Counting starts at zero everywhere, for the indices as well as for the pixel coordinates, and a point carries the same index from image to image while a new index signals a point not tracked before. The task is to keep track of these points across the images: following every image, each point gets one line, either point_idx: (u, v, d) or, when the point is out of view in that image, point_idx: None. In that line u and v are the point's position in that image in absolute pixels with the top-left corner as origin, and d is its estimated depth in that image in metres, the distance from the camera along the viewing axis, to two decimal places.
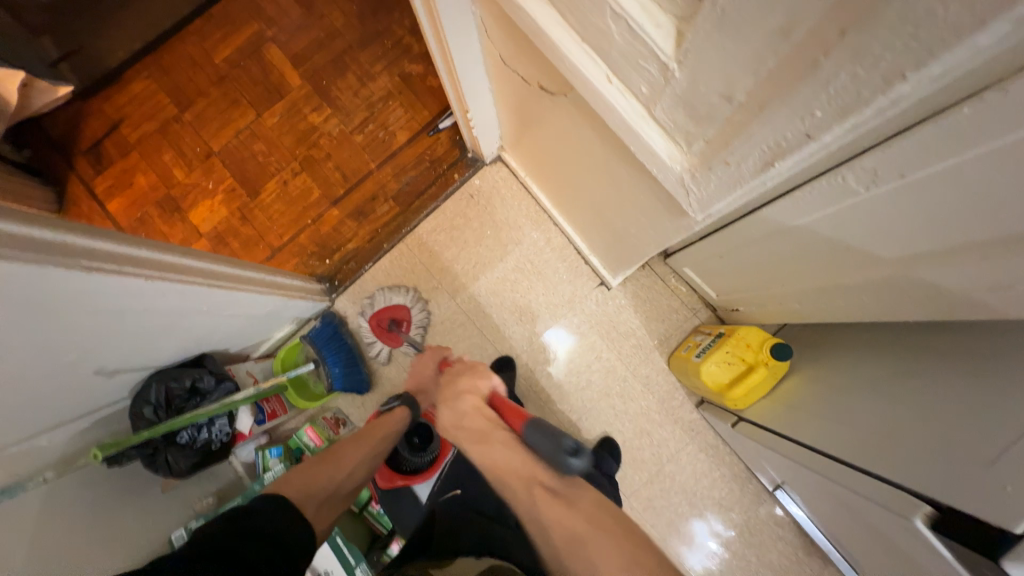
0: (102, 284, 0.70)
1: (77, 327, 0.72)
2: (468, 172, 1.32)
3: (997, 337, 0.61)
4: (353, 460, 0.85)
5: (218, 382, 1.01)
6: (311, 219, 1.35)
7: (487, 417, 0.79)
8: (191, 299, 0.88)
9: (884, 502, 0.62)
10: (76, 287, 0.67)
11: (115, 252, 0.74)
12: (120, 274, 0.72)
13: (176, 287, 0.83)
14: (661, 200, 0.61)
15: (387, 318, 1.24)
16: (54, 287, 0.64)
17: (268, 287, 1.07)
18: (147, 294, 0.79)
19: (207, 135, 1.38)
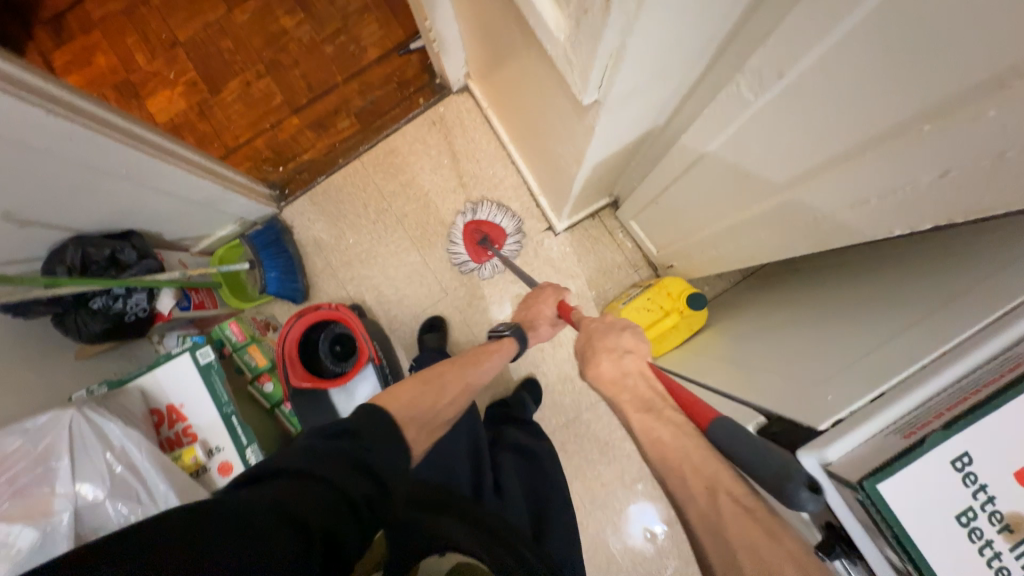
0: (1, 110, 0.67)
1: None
2: (434, 98, 1.30)
3: (888, 285, 0.61)
4: (453, 389, 0.73)
5: (140, 259, 1.00)
6: (269, 124, 1.33)
7: (653, 388, 0.60)
8: (110, 158, 0.85)
9: (728, 415, 0.61)
10: None
11: (25, 81, 0.70)
12: (23, 103, 0.69)
13: (91, 138, 0.79)
14: (567, 99, 0.61)
15: (484, 232, 1.23)
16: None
17: (207, 171, 1.05)
18: (55, 135, 0.75)
19: (174, 23, 1.34)
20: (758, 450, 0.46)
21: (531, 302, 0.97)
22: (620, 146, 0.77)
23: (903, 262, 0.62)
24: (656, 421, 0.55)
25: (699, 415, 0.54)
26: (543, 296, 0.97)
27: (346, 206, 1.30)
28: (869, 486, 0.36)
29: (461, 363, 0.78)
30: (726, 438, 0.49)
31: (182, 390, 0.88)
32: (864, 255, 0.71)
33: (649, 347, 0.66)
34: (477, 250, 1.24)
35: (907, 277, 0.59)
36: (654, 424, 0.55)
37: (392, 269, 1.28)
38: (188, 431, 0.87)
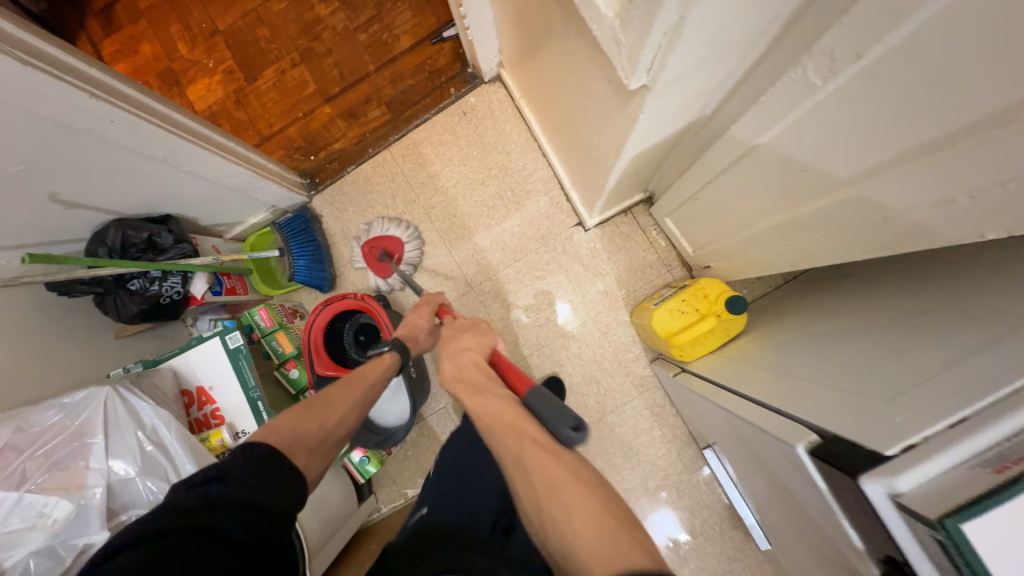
0: (47, 93, 0.69)
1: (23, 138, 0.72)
2: (466, 88, 1.28)
3: (964, 297, 0.55)
4: (344, 404, 0.73)
5: (176, 243, 1.03)
6: (302, 113, 1.33)
7: (488, 373, 0.70)
8: (150, 142, 0.86)
9: (769, 428, 0.57)
10: (18, 84, 0.66)
11: (71, 65, 0.71)
12: (68, 85, 0.70)
13: (132, 122, 0.80)
14: (610, 84, 0.57)
15: (379, 248, 1.21)
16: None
17: (240, 157, 1.06)
18: (98, 119, 0.76)
19: (214, 12, 1.36)
20: (552, 405, 0.58)
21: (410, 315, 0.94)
22: (663, 137, 0.72)
23: (986, 271, 0.55)
24: (484, 398, 0.63)
25: (520, 385, 0.69)
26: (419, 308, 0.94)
27: (374, 196, 1.29)
28: (951, 526, 0.32)
29: (345, 383, 0.77)
30: (537, 403, 0.60)
31: (212, 373, 0.90)
32: (934, 262, 0.65)
33: (484, 341, 0.76)
34: (381, 266, 1.21)
35: (990, 288, 0.52)
36: (481, 400, 0.63)
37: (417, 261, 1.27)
38: (216, 414, 0.88)
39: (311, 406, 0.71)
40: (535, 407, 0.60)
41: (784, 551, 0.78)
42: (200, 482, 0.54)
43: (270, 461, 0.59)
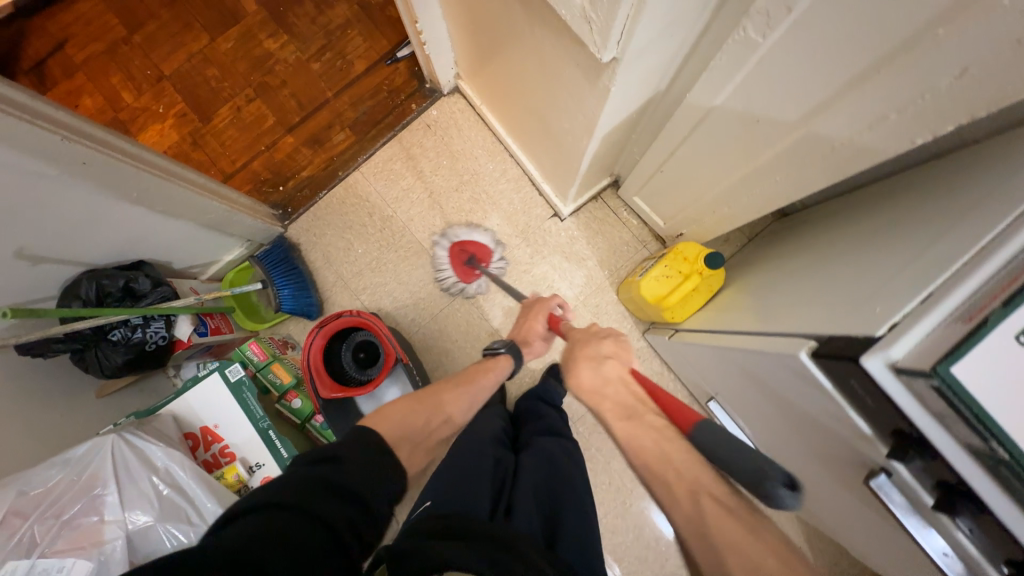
0: (13, 138, 0.67)
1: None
2: (426, 102, 1.32)
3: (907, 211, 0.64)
4: (453, 406, 0.77)
5: (155, 287, 0.99)
6: (265, 146, 1.33)
7: (634, 394, 0.67)
8: (120, 181, 0.84)
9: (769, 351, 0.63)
10: None
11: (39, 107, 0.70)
12: (36, 127, 0.69)
13: (102, 161, 0.79)
14: (580, 65, 0.63)
15: (469, 252, 1.23)
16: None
17: (209, 192, 1.04)
18: (67, 160, 0.75)
19: (158, 58, 1.35)
20: (725, 441, 0.56)
21: (524, 317, 0.95)
22: (627, 114, 0.79)
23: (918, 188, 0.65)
24: (641, 430, 0.61)
25: (683, 421, 0.61)
26: (533, 311, 0.94)
27: (351, 217, 1.30)
28: (943, 371, 0.38)
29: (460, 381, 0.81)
30: (706, 436, 0.58)
31: (215, 409, 0.87)
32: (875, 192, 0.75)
33: (626, 355, 0.73)
34: (465, 269, 1.23)
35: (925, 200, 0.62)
36: (637, 431, 0.61)
37: (404, 274, 1.28)
38: (226, 451, 0.85)
39: (428, 400, 0.75)
40: (704, 443, 0.58)
41: (798, 476, 0.84)
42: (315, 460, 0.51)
43: (373, 449, 0.56)
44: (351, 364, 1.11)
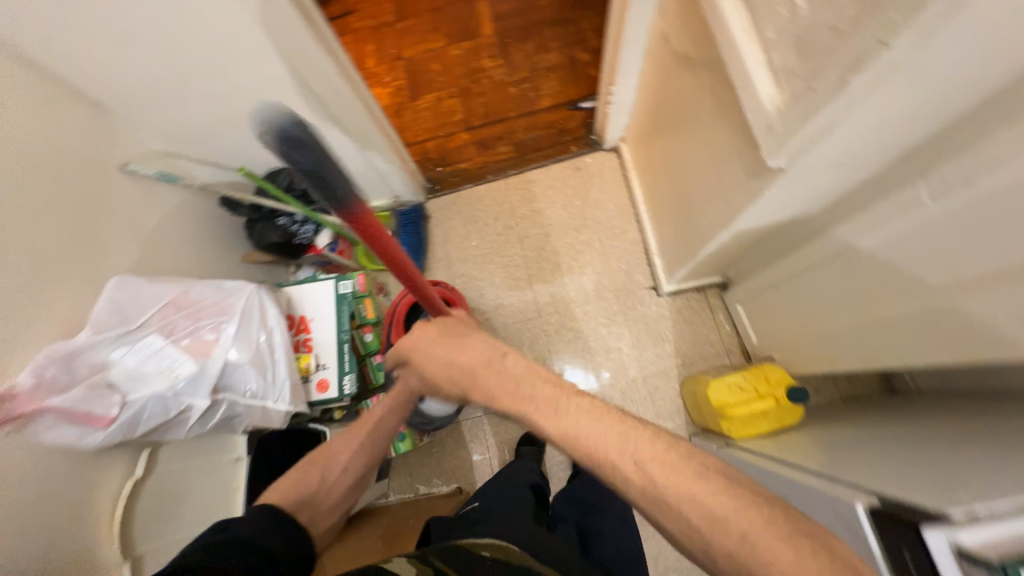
0: (319, 74, 0.92)
1: (258, 83, 0.91)
2: (586, 149, 1.48)
3: None
4: (342, 458, 0.76)
5: (323, 199, 1.22)
6: (444, 133, 1.58)
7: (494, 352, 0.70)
8: (356, 124, 1.08)
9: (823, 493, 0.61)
10: (309, 62, 0.88)
11: (341, 63, 0.94)
12: (334, 72, 0.93)
13: (353, 106, 1.03)
14: (747, 163, 0.70)
15: None
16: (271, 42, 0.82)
17: (395, 148, 1.26)
18: (332, 98, 0.99)
19: (404, 44, 1.69)
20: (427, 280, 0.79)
21: None
22: (768, 225, 0.83)
23: None
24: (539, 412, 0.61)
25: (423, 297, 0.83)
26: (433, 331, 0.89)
27: (480, 214, 1.47)
28: (1015, 570, 0.38)
29: (343, 434, 0.79)
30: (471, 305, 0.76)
31: (317, 305, 1.03)
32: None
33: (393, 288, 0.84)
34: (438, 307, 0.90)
35: None
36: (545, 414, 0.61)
37: (498, 279, 1.41)
38: (307, 343, 1.01)
39: (320, 456, 0.75)
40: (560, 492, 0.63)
41: None
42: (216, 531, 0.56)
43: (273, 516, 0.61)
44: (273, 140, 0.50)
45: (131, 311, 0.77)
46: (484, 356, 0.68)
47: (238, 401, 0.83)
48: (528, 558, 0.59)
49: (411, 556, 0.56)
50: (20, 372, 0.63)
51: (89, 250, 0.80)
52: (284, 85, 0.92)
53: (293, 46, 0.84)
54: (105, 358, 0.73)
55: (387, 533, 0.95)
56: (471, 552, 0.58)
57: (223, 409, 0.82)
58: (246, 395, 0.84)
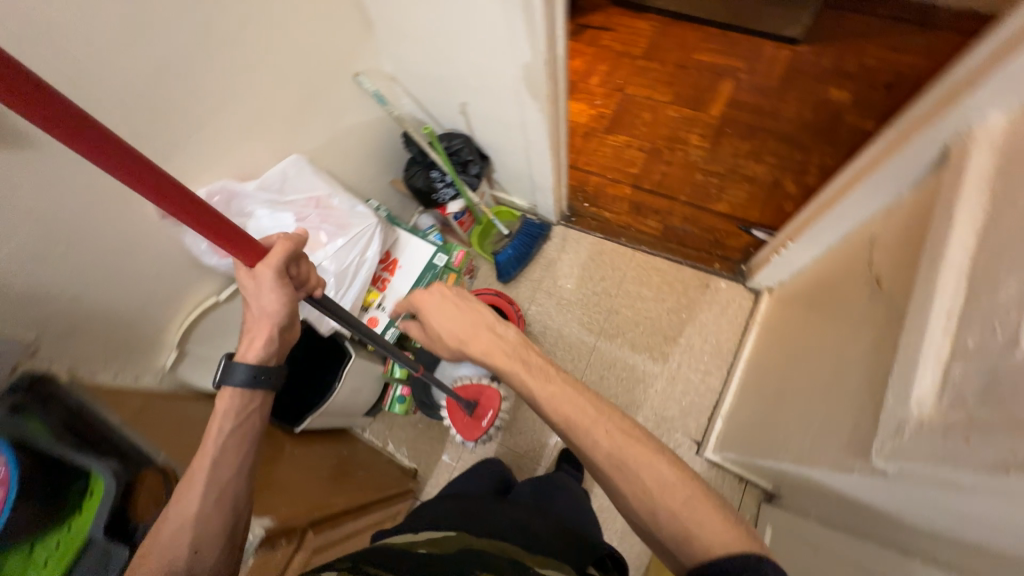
0: (533, 83, 0.99)
1: (483, 63, 1.01)
2: (727, 274, 1.37)
3: None
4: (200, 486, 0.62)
5: (474, 175, 1.31)
6: (611, 176, 1.58)
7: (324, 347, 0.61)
8: (537, 134, 1.14)
9: None
10: (531, 71, 0.96)
11: (555, 84, 1.01)
12: (546, 90, 0.99)
13: (543, 121, 1.09)
14: (856, 429, 0.60)
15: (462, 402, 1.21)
16: (510, 40, 0.91)
17: (557, 171, 1.30)
18: (531, 105, 1.05)
19: (632, 81, 1.71)
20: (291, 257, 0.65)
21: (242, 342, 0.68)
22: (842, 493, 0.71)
23: None
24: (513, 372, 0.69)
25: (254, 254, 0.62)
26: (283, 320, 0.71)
27: (591, 265, 1.47)
28: None
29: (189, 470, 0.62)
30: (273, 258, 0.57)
31: (410, 257, 1.15)
32: None
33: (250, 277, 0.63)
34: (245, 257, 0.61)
35: None
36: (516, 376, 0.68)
37: (565, 329, 1.40)
38: (384, 281, 1.12)
39: (152, 550, 0.57)
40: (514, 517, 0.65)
41: None
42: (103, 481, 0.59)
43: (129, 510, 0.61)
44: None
45: (288, 187, 0.96)
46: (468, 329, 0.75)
47: None
48: (459, 537, 0.62)
49: (342, 561, 0.50)
50: (198, 188, 0.84)
51: (295, 124, 0.99)
52: (501, 73, 1.01)
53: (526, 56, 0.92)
54: (252, 209, 0.92)
55: (336, 467, 1.06)
56: (395, 546, 0.58)
57: None
58: None
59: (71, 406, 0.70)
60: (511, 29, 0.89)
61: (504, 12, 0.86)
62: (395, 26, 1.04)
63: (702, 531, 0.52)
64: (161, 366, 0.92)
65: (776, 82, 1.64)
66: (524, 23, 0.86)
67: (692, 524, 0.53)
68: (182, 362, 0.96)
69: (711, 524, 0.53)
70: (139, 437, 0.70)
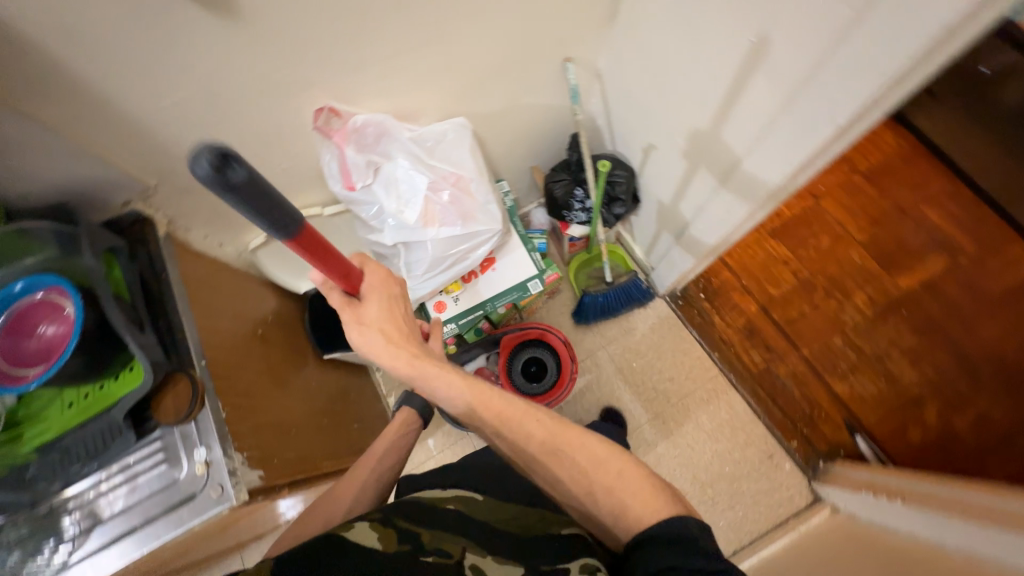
0: (745, 192, 0.80)
1: (700, 132, 0.83)
2: (800, 457, 1.22)
3: None
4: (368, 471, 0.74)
5: (614, 215, 1.18)
6: (746, 284, 1.38)
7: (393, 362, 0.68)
8: (709, 229, 0.97)
9: None
10: (753, 180, 0.77)
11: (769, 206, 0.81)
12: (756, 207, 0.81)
13: (728, 226, 0.91)
14: None
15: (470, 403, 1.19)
16: (750, 132, 0.72)
17: (701, 263, 1.12)
18: (725, 206, 0.88)
19: (834, 194, 1.44)
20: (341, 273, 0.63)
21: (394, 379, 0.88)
22: None
23: None
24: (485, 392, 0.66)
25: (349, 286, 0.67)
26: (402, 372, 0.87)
27: (669, 358, 1.34)
28: None
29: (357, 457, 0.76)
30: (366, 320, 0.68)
31: (507, 265, 1.05)
32: None
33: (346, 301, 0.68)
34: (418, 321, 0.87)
35: None
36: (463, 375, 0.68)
37: (607, 402, 1.31)
38: (470, 275, 1.04)
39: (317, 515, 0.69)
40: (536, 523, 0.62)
41: None
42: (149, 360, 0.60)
43: (164, 394, 0.63)
44: (214, 167, 0.39)
45: (438, 149, 0.88)
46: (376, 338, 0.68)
47: (395, 259, 0.91)
48: (482, 505, 0.65)
49: (371, 518, 0.52)
50: (360, 112, 0.78)
51: (479, 85, 0.89)
52: (713, 152, 0.83)
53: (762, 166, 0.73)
54: (395, 155, 0.84)
55: (339, 411, 1.05)
56: (422, 501, 0.61)
57: (384, 251, 0.91)
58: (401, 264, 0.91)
59: (152, 258, 0.72)
60: (759, 133, 0.71)
61: (767, 104, 0.67)
62: (635, 34, 0.87)
63: (625, 510, 0.55)
64: (245, 242, 0.93)
65: (997, 290, 1.32)
66: (782, 129, 0.67)
67: (625, 496, 0.56)
68: (264, 248, 0.96)
69: (638, 500, 0.55)
70: (192, 332, 0.69)
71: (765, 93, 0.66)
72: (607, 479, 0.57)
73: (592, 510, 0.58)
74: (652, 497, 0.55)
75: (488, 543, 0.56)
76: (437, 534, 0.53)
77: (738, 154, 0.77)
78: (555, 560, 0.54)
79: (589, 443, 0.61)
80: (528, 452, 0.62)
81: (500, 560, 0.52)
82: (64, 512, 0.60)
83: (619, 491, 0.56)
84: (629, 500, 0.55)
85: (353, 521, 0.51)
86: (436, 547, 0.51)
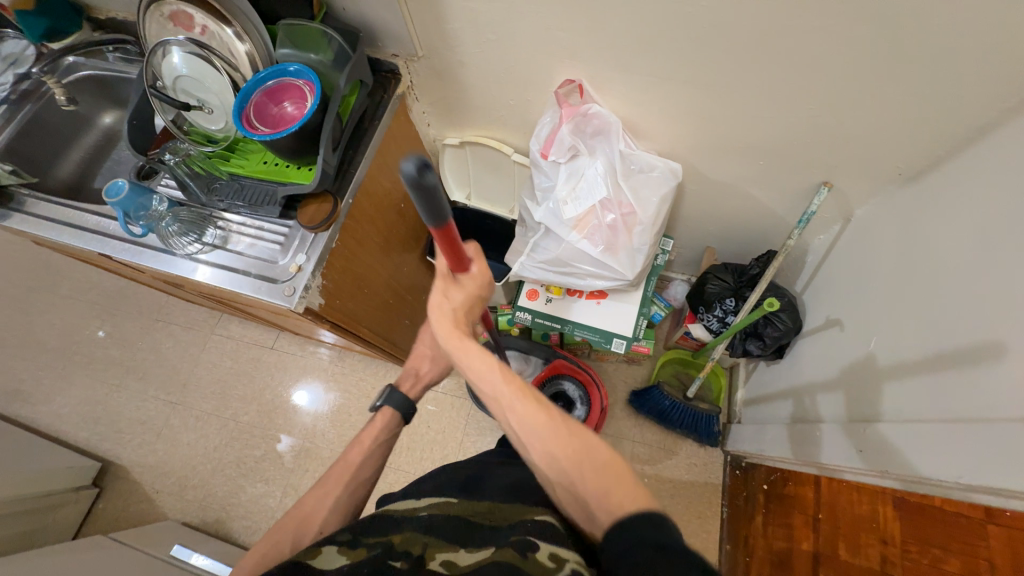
0: (902, 450, 0.66)
1: (921, 363, 0.67)
2: None
3: None
4: (328, 497, 0.71)
5: (744, 349, 1.06)
6: None
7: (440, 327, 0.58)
8: (831, 444, 0.81)
9: None
10: (922, 446, 0.62)
11: (898, 478, 0.67)
12: (892, 469, 0.66)
13: (852, 462, 0.75)
14: None
15: None
16: (958, 407, 0.60)
17: (787, 464, 0.96)
18: (869, 447, 0.72)
19: None
20: (428, 201, 0.45)
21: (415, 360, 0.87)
22: None
23: None
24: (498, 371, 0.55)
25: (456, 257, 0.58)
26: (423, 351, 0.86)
27: (681, 503, 1.21)
28: None
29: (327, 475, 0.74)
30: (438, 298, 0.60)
31: (611, 310, 1.01)
32: None
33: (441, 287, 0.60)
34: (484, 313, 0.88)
35: None
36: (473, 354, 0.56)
37: None
38: (576, 292, 1.04)
39: (295, 516, 0.69)
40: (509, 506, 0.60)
41: None
42: (323, 173, 0.73)
43: (311, 201, 0.76)
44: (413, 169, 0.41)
45: (638, 177, 0.86)
46: (441, 306, 0.59)
47: (530, 235, 0.95)
48: (460, 503, 0.62)
49: (340, 542, 0.55)
50: (598, 103, 0.82)
51: (717, 145, 0.84)
52: (903, 388, 0.69)
53: (947, 445, 0.59)
54: (598, 154, 0.85)
55: (407, 302, 1.17)
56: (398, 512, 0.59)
57: (528, 220, 0.95)
58: (530, 241, 0.94)
59: (381, 102, 0.85)
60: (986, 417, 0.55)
61: (988, 395, 0.56)
62: (916, 216, 0.74)
63: (609, 496, 0.49)
64: (447, 135, 1.06)
65: None
66: (1007, 432, 0.52)
67: (615, 491, 0.49)
68: (455, 149, 1.08)
69: (624, 488, 0.50)
70: (360, 174, 0.80)
71: (1016, 387, 0.53)
72: (599, 473, 0.50)
73: (579, 493, 0.51)
74: (638, 485, 0.49)
75: (464, 534, 0.55)
76: (406, 536, 0.54)
77: (923, 415, 0.65)
78: (529, 532, 0.52)
79: (594, 437, 0.53)
80: (527, 447, 0.54)
81: (472, 550, 0.51)
82: (211, 224, 0.78)
83: (604, 477, 0.50)
84: (615, 496, 0.49)
85: (320, 547, 0.54)
86: (403, 551, 0.52)
